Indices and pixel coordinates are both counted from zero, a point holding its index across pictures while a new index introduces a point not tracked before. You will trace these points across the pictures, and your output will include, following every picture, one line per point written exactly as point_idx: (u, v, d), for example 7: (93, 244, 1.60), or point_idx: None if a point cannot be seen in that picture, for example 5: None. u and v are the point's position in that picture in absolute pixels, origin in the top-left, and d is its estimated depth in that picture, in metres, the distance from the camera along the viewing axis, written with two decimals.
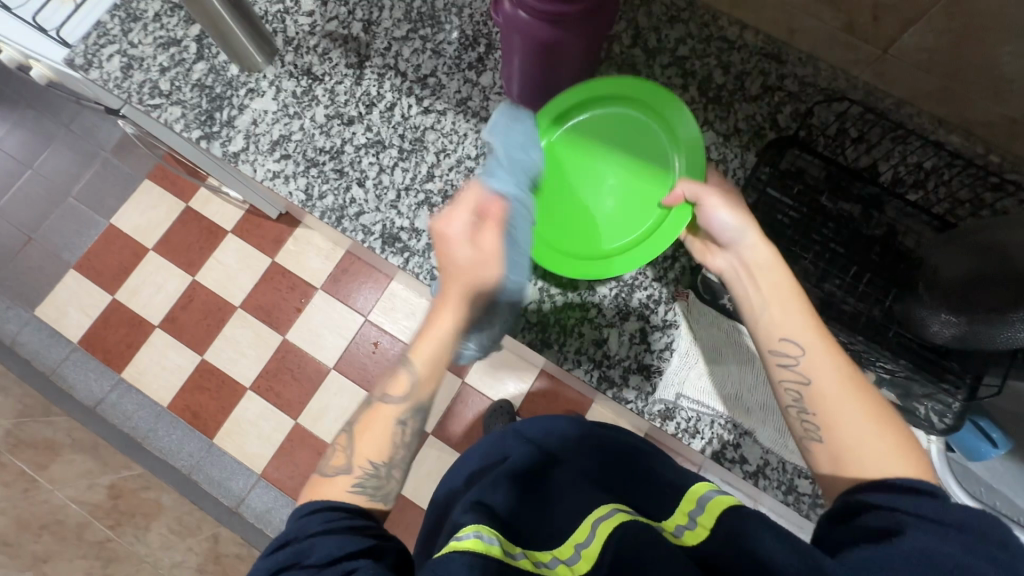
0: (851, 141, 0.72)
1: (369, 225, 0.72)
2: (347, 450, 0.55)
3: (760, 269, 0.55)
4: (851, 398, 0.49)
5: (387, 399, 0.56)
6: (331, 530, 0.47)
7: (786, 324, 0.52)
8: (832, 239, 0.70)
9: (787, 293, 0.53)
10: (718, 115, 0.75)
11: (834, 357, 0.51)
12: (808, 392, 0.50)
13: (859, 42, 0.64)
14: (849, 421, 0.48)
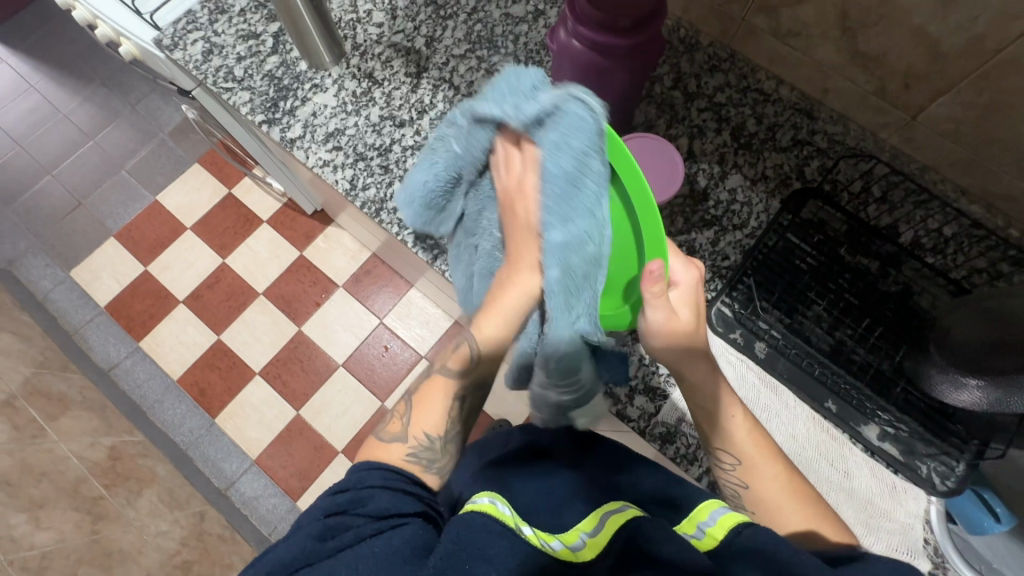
0: (873, 200, 0.75)
1: (405, 220, 0.76)
2: (403, 418, 0.56)
3: (700, 372, 0.56)
4: (789, 483, 0.52)
5: (444, 368, 0.57)
6: (385, 489, 0.47)
7: (725, 427, 0.54)
8: (847, 289, 0.72)
9: (722, 395, 0.55)
10: (747, 160, 0.78)
11: (766, 452, 0.53)
12: (747, 490, 0.53)
13: (889, 106, 0.68)
14: (786, 505, 0.51)
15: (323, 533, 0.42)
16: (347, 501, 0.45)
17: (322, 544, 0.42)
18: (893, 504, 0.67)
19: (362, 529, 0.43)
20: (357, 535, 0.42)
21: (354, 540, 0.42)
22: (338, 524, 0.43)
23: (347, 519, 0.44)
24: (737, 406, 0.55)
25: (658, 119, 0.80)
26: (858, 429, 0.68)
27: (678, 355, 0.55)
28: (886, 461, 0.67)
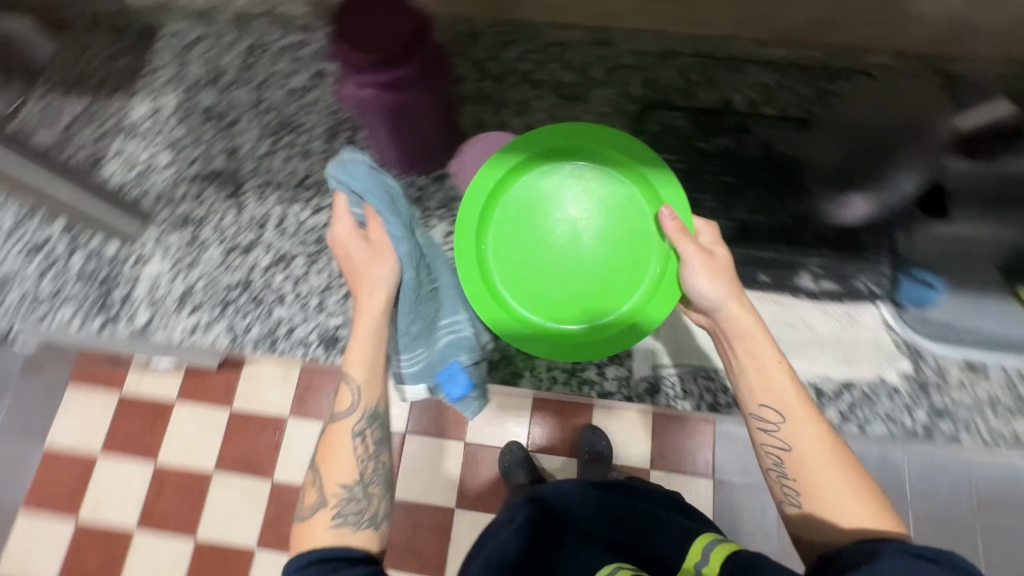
0: (699, 85, 0.78)
1: (305, 337, 0.70)
2: (315, 483, 0.55)
3: (740, 335, 0.53)
4: (828, 461, 0.48)
5: (340, 421, 0.56)
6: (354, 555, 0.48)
7: (769, 396, 0.51)
8: (722, 172, 0.76)
9: (770, 357, 0.52)
10: (580, 110, 0.80)
11: (817, 426, 0.49)
12: (791, 463, 0.50)
13: (665, 3, 0.71)
14: (821, 487, 0.47)
15: None
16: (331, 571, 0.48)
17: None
18: (851, 326, 0.70)
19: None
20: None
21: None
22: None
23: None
24: (786, 376, 0.51)
25: (485, 115, 0.80)
26: (793, 283, 0.72)
27: (725, 290, 0.54)
28: (832, 297, 0.71)
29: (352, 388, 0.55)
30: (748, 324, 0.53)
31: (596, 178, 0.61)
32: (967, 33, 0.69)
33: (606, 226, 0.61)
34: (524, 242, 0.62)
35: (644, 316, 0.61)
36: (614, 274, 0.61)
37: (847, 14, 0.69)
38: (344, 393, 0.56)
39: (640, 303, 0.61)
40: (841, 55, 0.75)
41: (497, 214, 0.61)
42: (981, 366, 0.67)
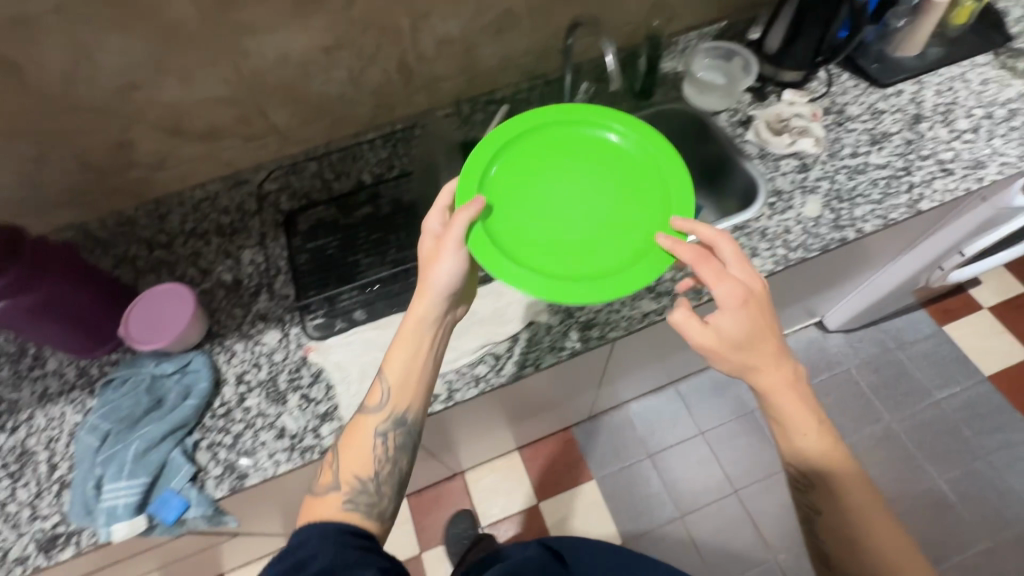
0: (332, 179, 0.97)
1: (22, 553, 0.68)
2: (332, 466, 0.59)
3: (728, 338, 0.57)
4: (864, 504, 0.58)
5: (368, 413, 0.61)
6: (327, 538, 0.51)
7: (790, 414, 0.59)
8: (369, 232, 0.92)
9: (785, 369, 0.59)
10: (244, 238, 0.92)
11: (820, 431, 0.59)
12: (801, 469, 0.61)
13: (262, 139, 0.90)
14: (861, 561, 0.57)
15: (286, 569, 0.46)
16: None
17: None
18: (501, 295, 0.82)
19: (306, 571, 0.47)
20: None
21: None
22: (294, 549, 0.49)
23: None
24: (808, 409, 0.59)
25: (163, 276, 0.90)
26: None
27: (750, 321, 0.57)
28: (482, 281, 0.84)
29: (388, 390, 0.61)
30: (743, 332, 0.57)
31: (587, 160, 0.73)
32: (479, 75, 0.96)
33: (616, 175, 0.72)
34: (527, 161, 0.72)
35: (630, 273, 0.64)
36: (604, 240, 0.68)
37: (395, 95, 0.93)
38: (380, 389, 0.61)
39: (631, 266, 0.66)
40: (417, 120, 0.98)
41: (533, 138, 0.73)
42: None
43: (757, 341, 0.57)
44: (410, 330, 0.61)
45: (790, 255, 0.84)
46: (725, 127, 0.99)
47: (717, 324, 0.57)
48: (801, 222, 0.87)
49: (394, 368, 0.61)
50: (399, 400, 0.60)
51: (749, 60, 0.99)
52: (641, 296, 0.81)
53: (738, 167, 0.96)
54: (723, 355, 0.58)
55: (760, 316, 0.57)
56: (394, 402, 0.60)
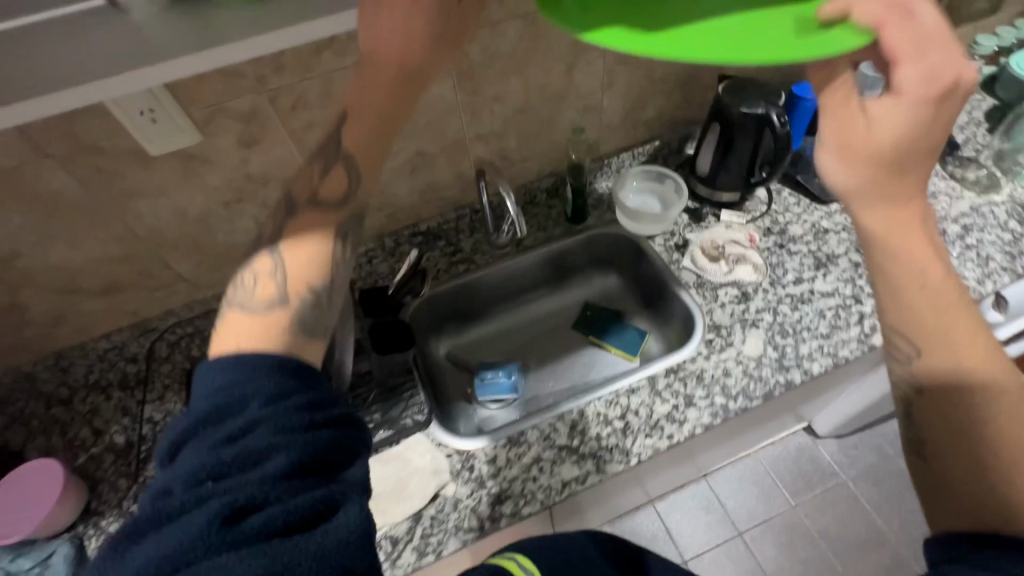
0: None
1: None
2: (274, 275, 0.49)
3: (857, 156, 0.46)
4: (990, 392, 0.42)
5: (246, 306, 0.47)
6: (284, 374, 0.41)
7: (909, 317, 0.45)
8: None
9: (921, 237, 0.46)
10: (145, 392, 0.86)
11: (974, 339, 0.44)
12: (915, 407, 0.46)
13: (169, 288, 0.86)
14: (960, 491, 0.42)
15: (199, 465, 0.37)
16: (205, 451, 0.38)
17: (220, 516, 0.34)
18: (407, 462, 0.74)
19: (275, 412, 0.39)
20: (217, 484, 0.36)
21: (198, 495, 0.36)
22: (233, 406, 0.39)
23: (218, 490, 0.36)
24: (937, 262, 0.45)
25: (50, 439, 0.82)
26: None
27: (890, 138, 0.43)
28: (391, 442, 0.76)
29: (310, 267, 0.50)
30: (897, 151, 0.44)
31: None
32: (400, 210, 0.93)
33: None
34: None
35: (765, 48, 0.42)
36: (735, 19, 0.44)
37: None
38: (248, 281, 0.48)
39: (801, 45, 0.42)
40: None
41: None
42: (520, 437, 0.75)
43: (906, 163, 0.44)
44: (277, 296, 0.47)
45: (732, 404, 0.75)
46: (661, 252, 0.94)
47: (870, 129, 0.45)
48: (741, 361, 0.79)
49: (283, 261, 0.50)
50: (278, 297, 0.47)
51: (681, 183, 0.96)
52: (562, 460, 0.73)
53: (676, 297, 0.90)
54: (874, 196, 0.46)
55: (925, 114, 0.42)
56: (267, 316, 0.46)
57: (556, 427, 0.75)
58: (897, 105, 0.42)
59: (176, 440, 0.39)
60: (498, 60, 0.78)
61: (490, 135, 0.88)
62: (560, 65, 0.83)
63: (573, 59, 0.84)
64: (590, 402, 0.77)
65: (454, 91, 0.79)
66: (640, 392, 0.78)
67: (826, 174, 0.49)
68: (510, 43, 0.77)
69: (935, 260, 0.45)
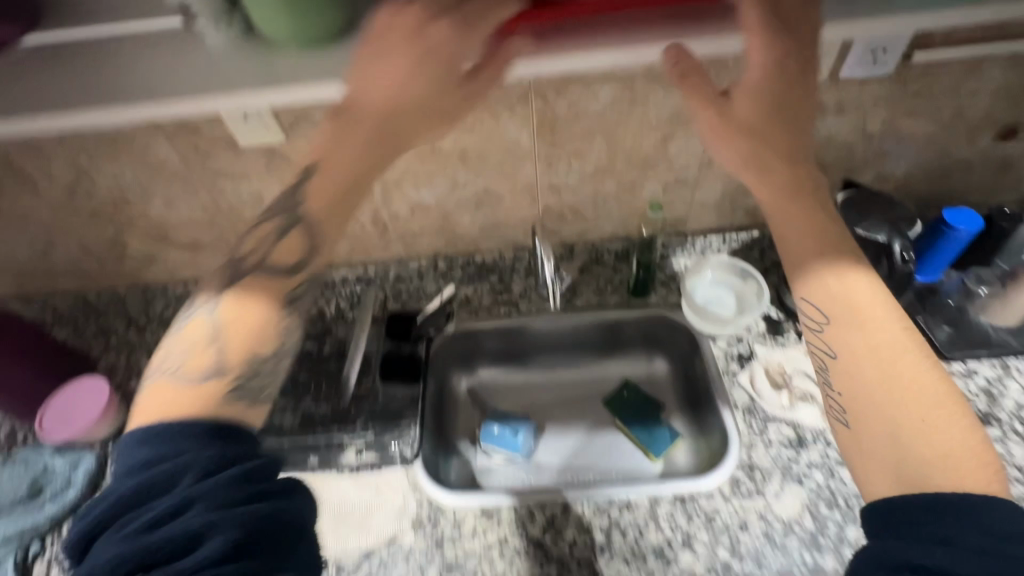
0: None
1: None
2: None
3: (732, 130, 0.53)
4: (897, 366, 0.50)
5: None
6: (208, 442, 0.46)
7: (819, 295, 0.55)
8: (301, 372, 0.87)
9: (827, 222, 0.56)
10: None
11: (870, 289, 0.53)
12: (837, 373, 0.54)
13: None
14: (880, 459, 0.49)
15: (120, 527, 0.43)
16: (110, 542, 0.42)
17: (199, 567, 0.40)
18: (378, 494, 0.73)
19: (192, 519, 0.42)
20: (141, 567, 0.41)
21: (141, 563, 0.41)
22: (161, 483, 0.43)
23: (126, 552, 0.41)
24: (804, 228, 0.55)
25: (117, 359, 0.95)
26: (337, 460, 0.77)
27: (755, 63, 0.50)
28: (369, 467, 0.76)
29: (258, 313, 0.54)
30: (755, 118, 0.53)
31: None
32: (459, 238, 0.92)
33: None
34: None
35: None
36: None
37: (370, 246, 0.93)
38: (184, 348, 0.52)
39: None
40: (391, 266, 0.96)
41: None
42: (493, 511, 0.70)
43: (762, 134, 0.53)
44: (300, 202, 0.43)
45: (736, 565, 0.64)
46: (719, 357, 0.83)
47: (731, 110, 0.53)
48: (765, 519, 0.67)
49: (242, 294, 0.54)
50: (214, 368, 0.50)
51: (763, 289, 0.84)
52: (524, 553, 0.67)
53: (717, 411, 0.79)
54: (761, 178, 0.55)
55: (789, 35, 0.49)
56: (200, 385, 0.49)
57: (532, 514, 0.70)
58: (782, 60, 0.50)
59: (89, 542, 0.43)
60: (585, 119, 0.74)
61: (563, 188, 0.84)
62: (655, 134, 0.76)
63: (671, 130, 0.76)
64: (579, 499, 0.70)
65: (533, 139, 0.76)
66: (635, 510, 0.69)
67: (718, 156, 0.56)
68: (602, 104, 0.72)
69: (825, 247, 0.55)
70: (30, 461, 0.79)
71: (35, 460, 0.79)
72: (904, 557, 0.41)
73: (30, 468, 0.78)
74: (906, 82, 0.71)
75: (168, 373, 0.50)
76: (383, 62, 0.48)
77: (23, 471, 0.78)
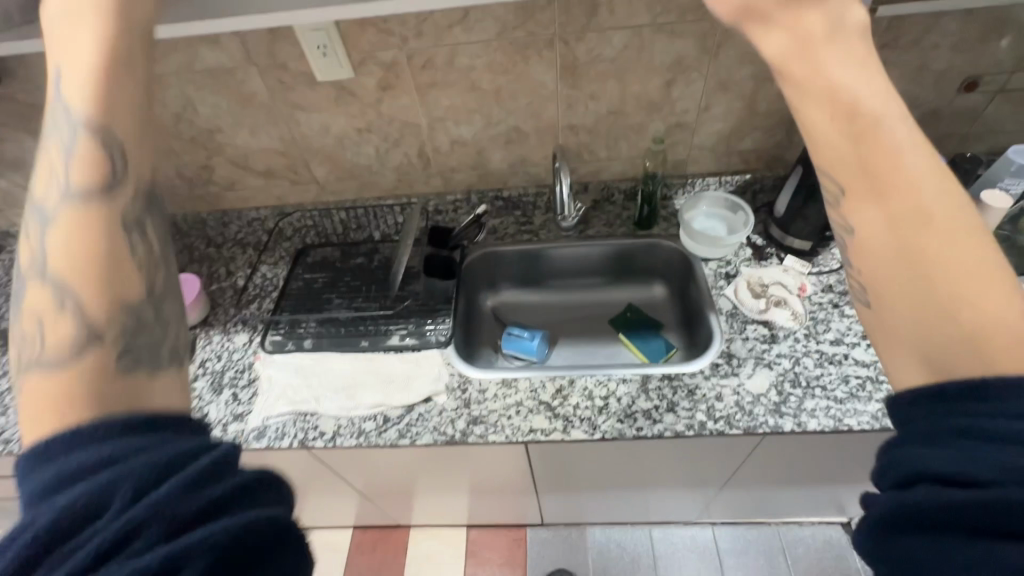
0: (353, 228, 1.14)
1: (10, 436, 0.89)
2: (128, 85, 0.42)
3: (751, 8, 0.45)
4: (930, 229, 0.38)
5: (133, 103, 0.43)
6: (143, 435, 0.34)
7: (830, 156, 0.42)
8: (354, 281, 1.05)
9: (861, 58, 0.42)
10: (266, 257, 1.13)
11: (882, 110, 0.41)
12: (857, 251, 0.43)
13: (303, 185, 1.10)
14: (910, 340, 0.39)
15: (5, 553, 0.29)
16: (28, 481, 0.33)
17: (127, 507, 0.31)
18: (418, 366, 0.89)
19: (138, 478, 0.31)
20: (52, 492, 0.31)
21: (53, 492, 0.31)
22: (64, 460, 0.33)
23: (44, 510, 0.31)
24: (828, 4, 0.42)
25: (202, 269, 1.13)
26: (385, 343, 0.93)
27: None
28: (411, 348, 0.92)
29: (112, 150, 0.40)
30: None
31: None
32: (490, 173, 1.08)
33: None
34: None
35: None
36: None
37: (414, 179, 1.09)
38: (34, 331, 0.37)
39: None
40: (430, 198, 1.12)
41: None
42: (512, 381, 0.86)
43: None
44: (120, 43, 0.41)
45: (711, 425, 0.78)
46: (709, 275, 0.97)
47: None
48: (738, 393, 0.81)
49: (61, 83, 0.40)
50: (84, 334, 0.36)
51: (751, 218, 0.97)
52: (537, 412, 0.82)
53: (706, 318, 0.94)
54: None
55: None
56: (72, 366, 0.35)
57: (544, 385, 0.85)
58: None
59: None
60: (601, 63, 0.89)
61: (580, 127, 0.98)
62: (659, 78, 0.91)
63: (673, 75, 0.90)
64: (583, 375, 0.85)
65: (557, 81, 0.91)
66: (630, 384, 0.83)
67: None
68: (614, 49, 0.87)
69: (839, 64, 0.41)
70: None
71: None
72: (937, 466, 0.33)
73: None
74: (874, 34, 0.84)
75: (46, 277, 0.37)
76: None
77: None
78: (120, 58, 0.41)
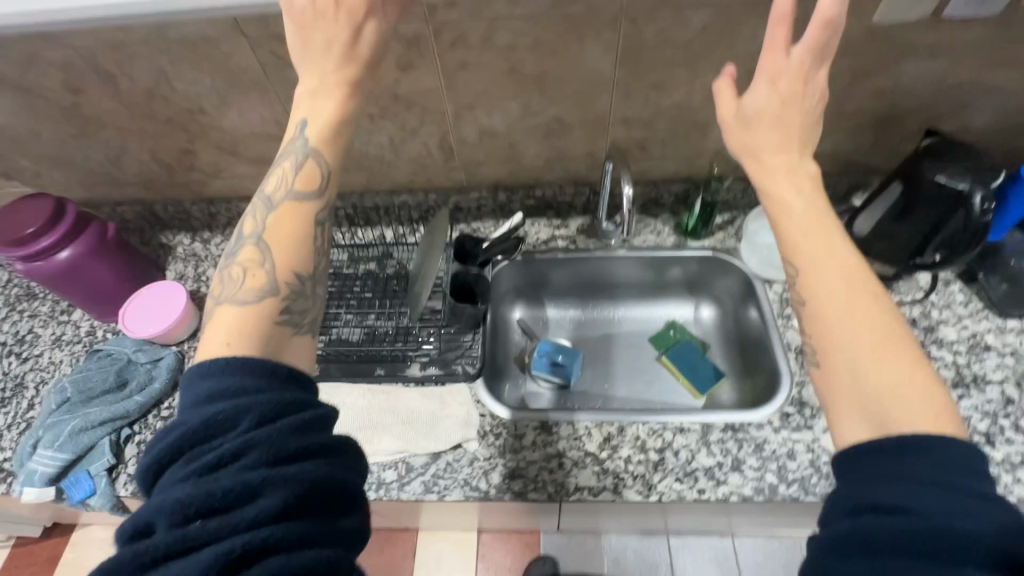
0: (360, 224, 0.98)
1: None
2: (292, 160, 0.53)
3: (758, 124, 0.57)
4: (855, 304, 0.49)
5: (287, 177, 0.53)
6: (276, 382, 0.45)
7: (784, 244, 0.54)
8: (363, 291, 0.91)
9: (804, 177, 0.56)
10: None
11: (820, 216, 0.54)
12: (803, 316, 0.52)
13: None
14: (845, 395, 0.47)
15: (190, 471, 0.40)
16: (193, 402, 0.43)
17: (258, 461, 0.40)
18: (443, 405, 0.77)
19: (277, 435, 0.41)
20: (207, 436, 0.41)
21: (207, 432, 0.41)
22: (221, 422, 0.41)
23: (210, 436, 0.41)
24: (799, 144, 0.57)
25: (186, 268, 0.98)
26: (404, 373, 0.82)
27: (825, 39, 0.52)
28: (434, 381, 0.81)
29: (324, 168, 0.54)
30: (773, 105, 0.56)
31: None
32: (523, 168, 0.93)
33: None
34: None
35: None
36: None
37: (434, 172, 0.94)
38: (237, 273, 0.50)
39: None
40: (452, 194, 0.97)
41: None
42: (553, 427, 0.75)
43: (786, 121, 0.56)
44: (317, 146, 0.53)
45: (783, 489, 0.68)
46: (773, 302, 0.85)
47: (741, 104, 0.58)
48: (813, 450, 0.71)
49: (306, 129, 0.54)
50: (269, 287, 0.49)
51: None
52: (583, 465, 0.72)
53: (768, 352, 0.83)
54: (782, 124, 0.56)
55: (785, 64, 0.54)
56: (255, 307, 0.48)
57: (591, 433, 0.74)
58: (776, 84, 0.55)
59: (160, 459, 0.41)
60: (672, 48, 0.72)
61: (635, 121, 0.83)
62: (740, 68, 0.74)
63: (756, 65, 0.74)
64: (634, 423, 0.75)
65: (615, 68, 0.75)
66: (689, 435, 0.73)
67: (754, 93, 0.57)
68: (691, 32, 0.70)
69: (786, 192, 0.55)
70: (118, 350, 0.85)
71: (120, 351, 0.85)
72: (887, 500, 0.40)
73: (117, 359, 0.84)
74: (1011, 25, 0.69)
75: (259, 240, 0.51)
76: (311, 60, 0.53)
77: (112, 360, 0.84)
78: (339, 122, 0.54)
